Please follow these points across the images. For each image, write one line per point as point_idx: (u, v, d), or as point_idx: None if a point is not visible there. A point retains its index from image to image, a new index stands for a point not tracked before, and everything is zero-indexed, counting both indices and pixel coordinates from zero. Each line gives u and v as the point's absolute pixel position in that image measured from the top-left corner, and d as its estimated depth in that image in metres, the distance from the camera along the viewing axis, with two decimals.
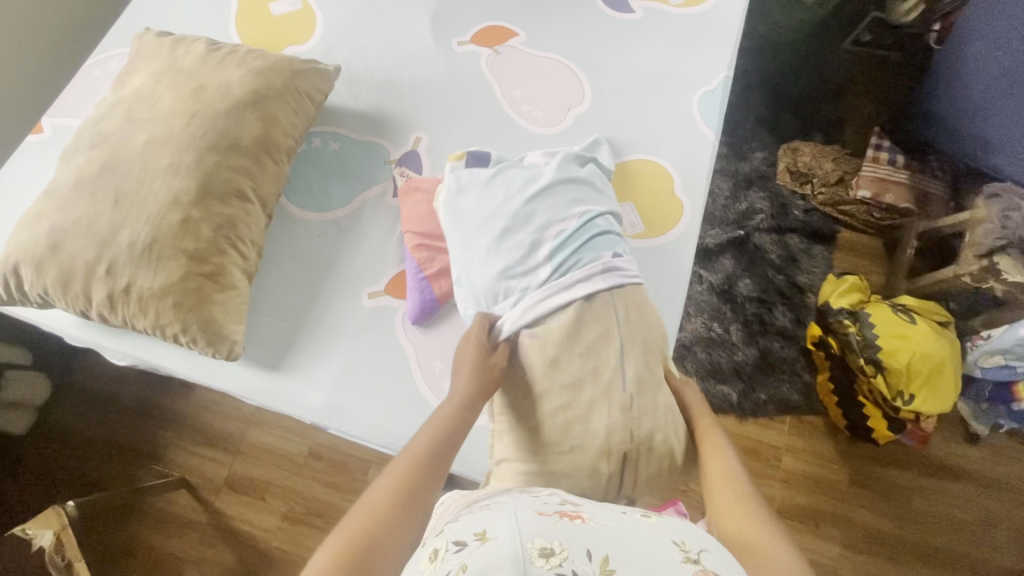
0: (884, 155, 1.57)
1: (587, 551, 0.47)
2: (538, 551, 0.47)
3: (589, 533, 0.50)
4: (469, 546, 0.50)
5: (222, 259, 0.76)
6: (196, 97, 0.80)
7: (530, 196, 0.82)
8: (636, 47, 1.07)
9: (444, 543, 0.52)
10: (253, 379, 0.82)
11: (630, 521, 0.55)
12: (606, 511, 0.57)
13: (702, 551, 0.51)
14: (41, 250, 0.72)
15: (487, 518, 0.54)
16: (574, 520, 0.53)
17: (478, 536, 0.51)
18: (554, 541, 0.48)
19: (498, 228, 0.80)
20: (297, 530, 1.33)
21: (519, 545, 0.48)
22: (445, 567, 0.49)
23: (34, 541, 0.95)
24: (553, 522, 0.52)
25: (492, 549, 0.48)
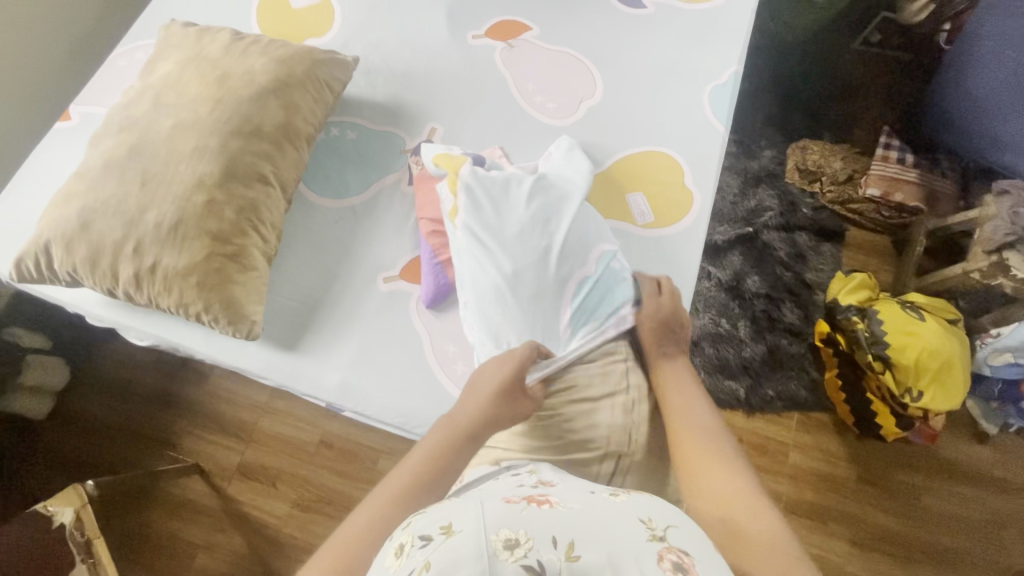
0: (893, 154, 1.57)
1: (553, 538, 0.49)
2: (503, 541, 0.48)
3: (556, 519, 0.52)
4: (434, 541, 0.50)
5: (244, 240, 0.78)
6: (221, 84, 0.83)
7: (558, 227, 0.82)
8: (647, 42, 1.09)
9: (410, 535, 0.53)
10: (271, 360, 0.84)
11: (597, 501, 0.57)
12: (574, 493, 0.59)
13: (668, 526, 0.54)
14: (72, 229, 0.75)
15: (453, 509, 0.54)
16: (541, 506, 0.54)
17: (443, 529, 0.51)
18: (520, 530, 0.49)
19: (522, 263, 0.79)
20: (307, 517, 1.34)
21: (484, 539, 0.48)
22: (410, 562, 0.49)
23: (56, 517, 0.98)
24: (518, 510, 0.53)
25: (457, 543, 0.49)
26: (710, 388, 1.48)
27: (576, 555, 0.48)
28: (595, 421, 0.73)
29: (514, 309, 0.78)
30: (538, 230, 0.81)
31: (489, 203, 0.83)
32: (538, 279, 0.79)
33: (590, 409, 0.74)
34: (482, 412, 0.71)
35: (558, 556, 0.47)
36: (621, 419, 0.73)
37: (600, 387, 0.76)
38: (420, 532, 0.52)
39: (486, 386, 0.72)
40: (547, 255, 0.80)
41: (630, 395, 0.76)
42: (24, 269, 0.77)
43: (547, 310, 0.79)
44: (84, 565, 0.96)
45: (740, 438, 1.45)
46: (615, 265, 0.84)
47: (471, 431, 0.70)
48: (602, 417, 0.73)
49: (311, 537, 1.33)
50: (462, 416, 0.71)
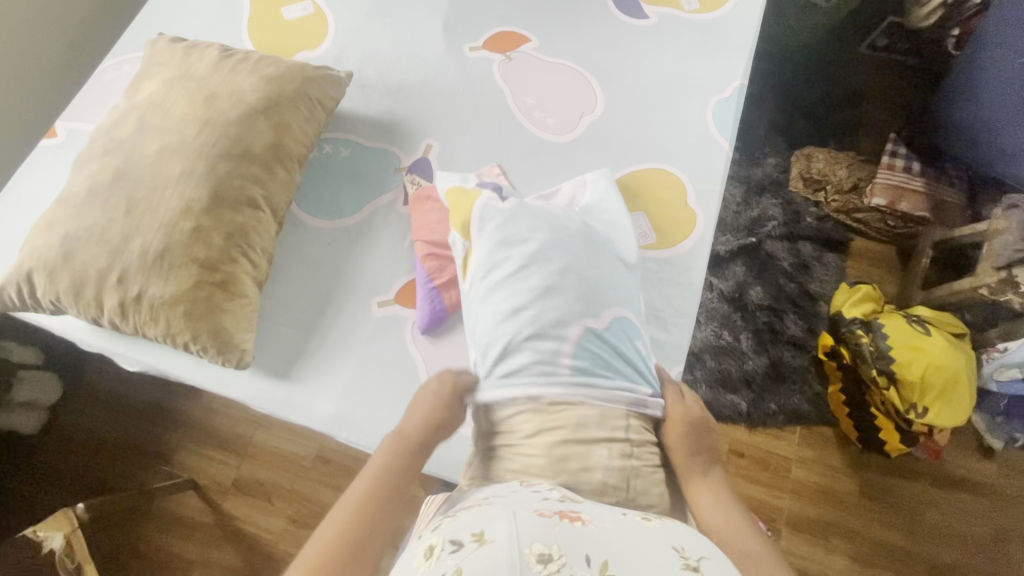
0: (899, 162, 1.53)
1: (586, 556, 0.47)
2: (536, 555, 0.47)
3: (589, 536, 0.50)
4: (466, 547, 0.49)
5: (233, 267, 0.76)
6: (209, 104, 0.80)
7: (592, 262, 0.78)
8: (649, 54, 1.06)
9: (440, 539, 0.52)
10: (262, 388, 0.82)
11: (627, 522, 0.55)
12: (604, 511, 0.57)
13: (701, 558, 0.51)
14: (54, 257, 0.73)
15: (484, 516, 0.53)
16: (573, 522, 0.52)
17: (475, 537, 0.50)
18: (553, 546, 0.48)
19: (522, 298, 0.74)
20: (304, 534, 1.33)
21: (517, 552, 0.47)
22: (440, 567, 0.48)
23: (45, 542, 0.96)
24: (552, 524, 0.51)
25: (489, 553, 0.47)
26: (712, 402, 1.46)
27: (611, 575, 0.46)
28: (591, 465, 0.65)
29: (524, 325, 0.73)
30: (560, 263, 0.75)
31: (526, 223, 0.79)
32: (560, 309, 0.73)
33: (584, 452, 0.66)
34: (423, 424, 0.72)
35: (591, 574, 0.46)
36: (618, 462, 0.67)
37: (593, 429, 0.68)
38: (452, 536, 0.51)
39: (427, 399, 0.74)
40: (573, 287, 0.75)
41: (627, 438, 0.69)
42: (6, 297, 0.75)
43: (560, 338, 0.72)
44: None
45: (742, 452, 1.44)
46: (633, 332, 0.77)
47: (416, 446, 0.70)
48: (597, 459, 0.66)
49: None
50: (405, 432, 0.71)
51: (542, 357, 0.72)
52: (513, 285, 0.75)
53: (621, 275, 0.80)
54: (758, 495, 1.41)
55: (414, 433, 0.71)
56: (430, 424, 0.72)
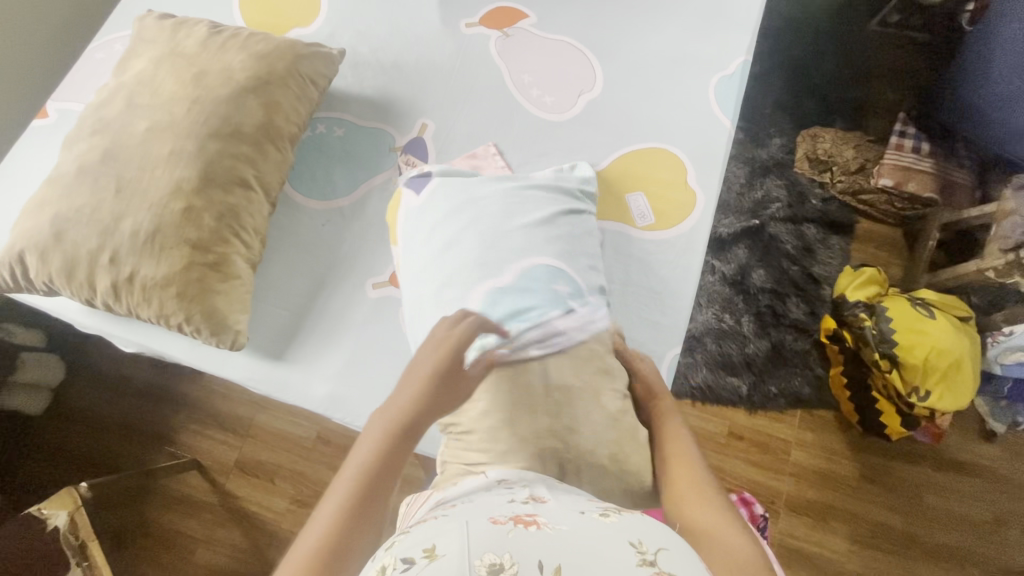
0: (908, 142, 1.51)
1: (539, 564, 0.47)
2: (487, 566, 0.47)
3: (542, 542, 0.50)
4: (417, 565, 0.48)
5: (225, 248, 0.75)
6: (197, 82, 0.79)
7: (530, 216, 0.81)
8: (651, 30, 1.03)
9: (392, 559, 0.51)
10: (258, 369, 0.82)
11: (586, 522, 0.54)
12: (563, 512, 0.56)
13: (659, 550, 0.51)
14: (45, 238, 0.72)
15: (437, 530, 0.52)
16: (528, 528, 0.52)
17: (426, 553, 0.50)
18: (505, 555, 0.48)
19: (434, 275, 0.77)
20: (305, 513, 1.35)
21: (467, 564, 0.47)
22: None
23: (50, 521, 0.97)
24: (506, 531, 0.51)
25: (440, 569, 0.47)
26: (712, 385, 1.45)
27: None
28: (582, 435, 0.69)
29: (434, 286, 0.77)
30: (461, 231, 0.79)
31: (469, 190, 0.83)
32: (465, 266, 0.77)
33: (574, 422, 0.69)
34: (422, 401, 0.64)
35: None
36: (607, 428, 0.70)
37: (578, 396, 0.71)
38: (404, 553, 0.50)
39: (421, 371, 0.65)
40: (509, 241, 0.78)
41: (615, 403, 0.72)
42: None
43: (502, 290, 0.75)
44: (80, 567, 0.96)
45: (742, 435, 1.43)
46: (550, 275, 0.77)
47: (414, 426, 0.63)
48: (587, 426, 0.69)
49: None
50: (400, 412, 0.63)
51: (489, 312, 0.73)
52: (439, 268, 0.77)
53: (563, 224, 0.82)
54: (757, 477, 1.41)
55: (412, 410, 0.63)
56: (429, 398, 0.64)
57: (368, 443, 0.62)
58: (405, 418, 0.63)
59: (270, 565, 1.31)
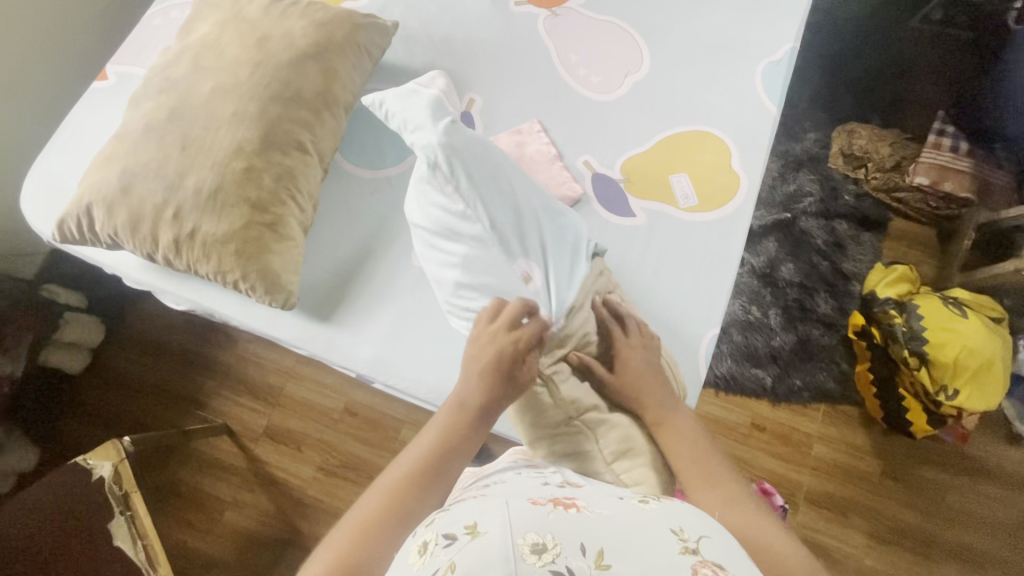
0: (946, 141, 1.49)
1: (581, 545, 0.47)
2: (530, 546, 0.47)
3: (584, 523, 0.50)
4: (459, 540, 0.50)
5: (282, 209, 0.77)
6: (260, 46, 0.81)
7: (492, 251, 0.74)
8: (699, 13, 1.03)
9: (434, 534, 0.52)
10: (306, 330, 0.84)
11: (625, 507, 0.55)
12: (601, 498, 0.57)
13: (701, 538, 0.52)
14: (112, 191, 0.75)
15: (477, 508, 0.53)
16: (568, 509, 0.53)
17: (468, 529, 0.51)
18: (547, 535, 0.48)
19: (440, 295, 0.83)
20: (331, 481, 1.38)
21: (510, 543, 0.47)
22: (434, 562, 0.49)
23: (95, 471, 1.00)
24: (546, 512, 0.52)
25: (481, 546, 0.48)
26: (736, 375, 1.46)
27: (607, 564, 0.46)
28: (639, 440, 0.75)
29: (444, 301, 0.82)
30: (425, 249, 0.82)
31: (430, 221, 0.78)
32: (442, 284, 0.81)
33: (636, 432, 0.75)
34: (486, 390, 0.70)
35: (587, 565, 0.45)
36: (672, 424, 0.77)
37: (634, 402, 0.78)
38: (444, 530, 0.52)
39: (479, 365, 0.70)
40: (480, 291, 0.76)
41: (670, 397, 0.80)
42: (66, 230, 0.78)
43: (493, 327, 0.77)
44: (123, 517, 0.98)
45: (764, 427, 1.44)
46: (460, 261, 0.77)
47: (478, 413, 0.69)
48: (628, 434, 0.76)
49: (335, 500, 1.36)
50: (467, 400, 0.70)
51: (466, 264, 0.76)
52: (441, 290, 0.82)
53: (524, 226, 0.76)
54: (778, 469, 1.41)
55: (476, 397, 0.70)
56: (491, 391, 0.69)
57: (436, 424, 0.70)
58: (470, 403, 0.69)
59: (296, 531, 1.34)
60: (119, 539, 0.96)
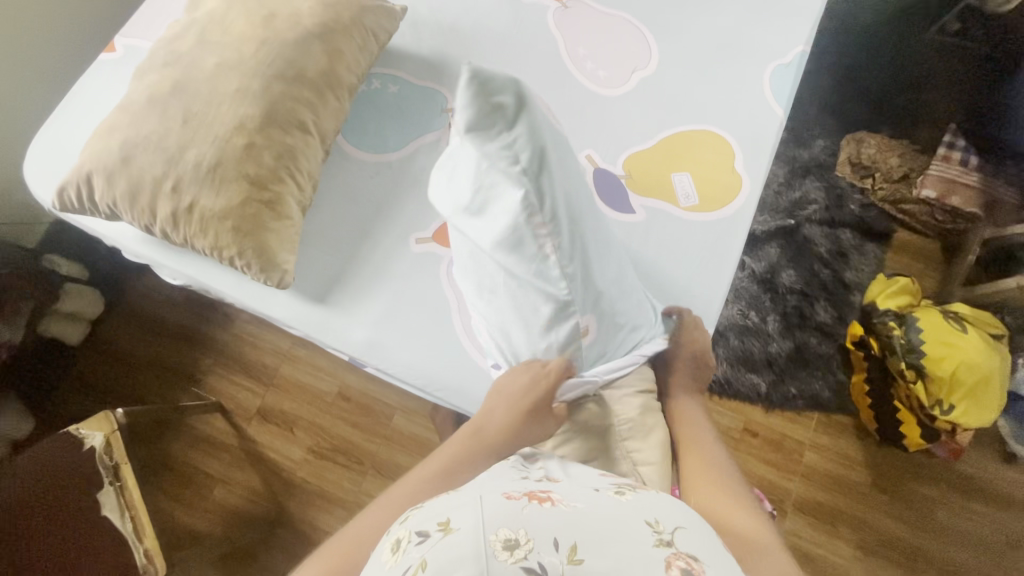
0: (956, 155, 1.47)
1: (554, 540, 0.46)
2: (502, 542, 0.46)
3: (558, 519, 0.49)
4: (431, 538, 0.48)
5: (280, 187, 0.77)
6: (267, 24, 0.80)
7: (545, 269, 0.65)
8: (710, 12, 1.02)
9: (406, 532, 0.51)
10: (301, 310, 0.84)
11: (600, 501, 0.54)
12: (576, 491, 0.57)
13: (676, 529, 0.52)
14: (113, 162, 0.75)
15: (451, 504, 0.52)
16: (542, 504, 0.52)
17: (441, 526, 0.49)
18: (520, 530, 0.47)
19: (494, 322, 0.75)
20: (321, 464, 1.39)
21: (483, 539, 0.46)
22: (406, 559, 0.47)
23: (86, 441, 1.00)
24: (520, 507, 0.51)
25: (454, 541, 0.47)
26: (731, 380, 1.45)
27: (580, 558, 0.45)
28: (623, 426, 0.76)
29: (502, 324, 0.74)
30: (489, 266, 0.70)
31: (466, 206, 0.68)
32: (505, 304, 0.71)
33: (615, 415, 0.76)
34: (505, 427, 0.71)
35: (559, 560, 0.45)
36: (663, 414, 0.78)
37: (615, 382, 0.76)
38: (418, 528, 0.50)
39: (508, 401, 0.72)
40: (548, 331, 0.70)
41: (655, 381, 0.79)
42: (66, 198, 0.78)
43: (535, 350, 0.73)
44: (112, 487, 0.99)
45: (756, 432, 1.44)
46: (524, 260, 0.66)
47: (495, 446, 0.71)
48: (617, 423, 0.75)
49: (323, 483, 1.37)
50: (484, 430, 0.72)
51: (530, 275, 0.66)
52: (505, 312, 0.72)
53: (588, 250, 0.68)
54: (769, 476, 1.41)
55: (498, 428, 0.71)
56: (509, 428, 0.71)
57: (447, 451, 0.72)
58: (489, 432, 0.72)
59: (285, 512, 1.35)
60: (107, 509, 0.97)
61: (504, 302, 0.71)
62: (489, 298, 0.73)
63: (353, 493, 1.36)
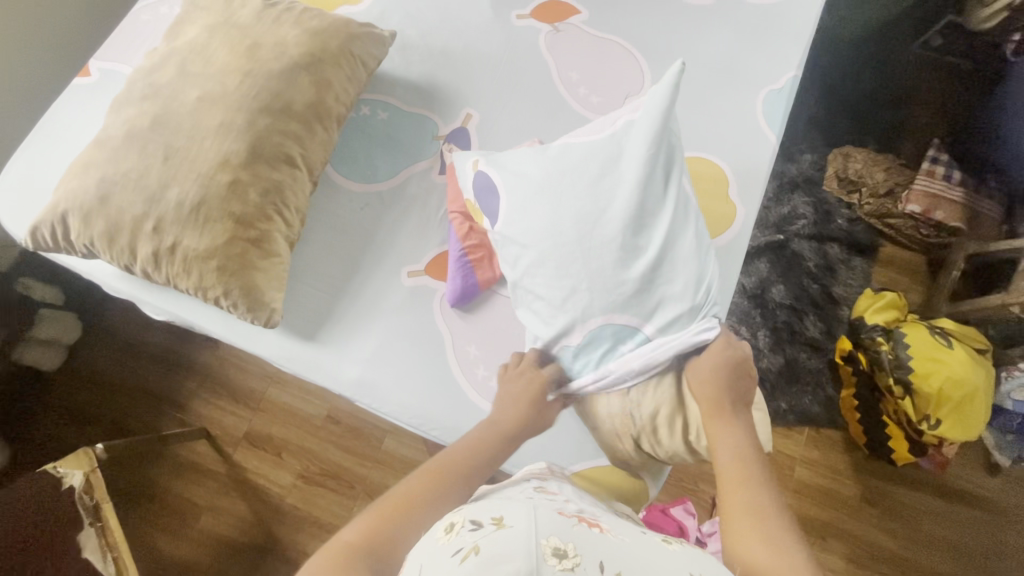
0: (939, 169, 1.48)
1: (600, 562, 0.47)
2: (552, 549, 0.47)
3: (606, 543, 0.50)
4: (484, 527, 0.50)
5: (267, 225, 0.74)
6: (251, 54, 0.78)
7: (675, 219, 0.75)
8: (703, 36, 1.02)
9: (462, 518, 0.53)
10: (289, 347, 0.82)
11: (648, 540, 0.53)
12: (623, 525, 0.56)
13: None
14: (90, 200, 0.72)
15: (507, 505, 0.54)
16: (592, 527, 0.52)
17: (494, 520, 0.51)
18: (569, 543, 0.48)
19: (572, 264, 0.74)
20: (312, 489, 1.36)
21: (534, 541, 0.47)
22: (458, 541, 0.49)
23: (64, 480, 0.96)
24: (571, 524, 0.51)
25: (505, 536, 0.48)
26: None
27: None
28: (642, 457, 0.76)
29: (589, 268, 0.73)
30: (594, 208, 0.74)
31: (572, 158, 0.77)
32: (597, 239, 0.73)
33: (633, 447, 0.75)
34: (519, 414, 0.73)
35: None
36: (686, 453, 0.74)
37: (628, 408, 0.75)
38: (473, 516, 0.52)
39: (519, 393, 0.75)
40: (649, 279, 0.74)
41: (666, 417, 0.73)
42: (40, 237, 0.74)
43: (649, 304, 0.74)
44: (93, 528, 0.95)
45: None
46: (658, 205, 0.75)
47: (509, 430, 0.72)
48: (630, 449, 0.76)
49: (314, 509, 1.34)
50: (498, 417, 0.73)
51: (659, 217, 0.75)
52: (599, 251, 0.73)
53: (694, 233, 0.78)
54: None
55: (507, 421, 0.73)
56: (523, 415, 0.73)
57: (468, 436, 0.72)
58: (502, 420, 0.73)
59: (274, 540, 1.32)
60: (89, 552, 0.93)
61: (605, 239, 0.73)
62: (577, 236, 0.74)
63: (344, 518, 1.34)
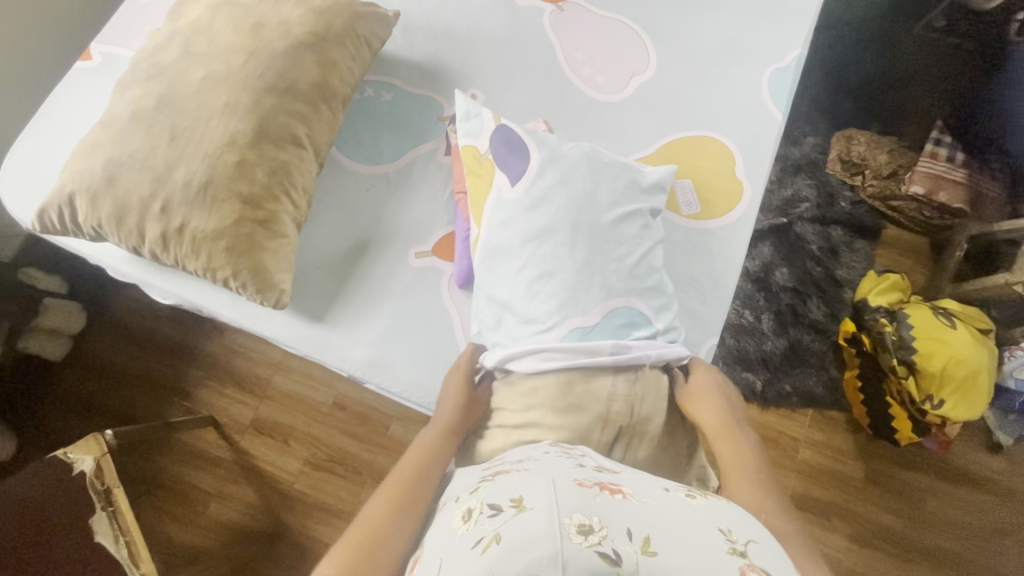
0: (943, 151, 1.47)
1: (628, 530, 0.47)
2: (576, 526, 0.46)
3: (629, 513, 0.49)
4: (504, 513, 0.49)
5: (275, 206, 0.74)
6: (255, 34, 0.77)
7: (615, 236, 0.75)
8: (709, 15, 1.01)
9: (478, 503, 0.53)
10: (298, 329, 0.82)
11: (670, 500, 0.53)
12: (644, 485, 0.56)
13: (748, 542, 0.50)
14: (97, 182, 0.72)
15: (524, 483, 0.53)
16: (614, 495, 0.52)
17: (514, 503, 0.50)
18: (594, 517, 0.48)
19: (518, 281, 0.74)
20: (319, 476, 1.36)
21: (557, 520, 0.47)
22: (478, 530, 0.49)
23: (75, 465, 0.96)
24: (592, 495, 0.51)
25: (529, 519, 0.48)
26: None
27: (653, 550, 0.46)
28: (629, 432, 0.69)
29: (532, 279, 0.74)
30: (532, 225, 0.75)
31: (557, 178, 0.77)
32: (542, 257, 0.74)
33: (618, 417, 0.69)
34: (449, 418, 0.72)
35: (633, 549, 0.46)
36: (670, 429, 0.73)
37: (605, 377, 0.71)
38: (490, 500, 0.52)
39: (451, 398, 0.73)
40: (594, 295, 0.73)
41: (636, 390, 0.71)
42: (47, 220, 0.74)
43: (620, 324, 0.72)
44: (104, 512, 0.94)
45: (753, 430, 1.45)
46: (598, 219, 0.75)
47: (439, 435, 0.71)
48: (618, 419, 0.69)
49: (322, 495, 1.35)
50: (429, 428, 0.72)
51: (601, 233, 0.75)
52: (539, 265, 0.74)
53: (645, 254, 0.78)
54: None
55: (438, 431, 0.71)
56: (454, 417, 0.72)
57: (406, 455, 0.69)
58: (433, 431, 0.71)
59: (283, 525, 1.33)
60: (101, 536, 0.93)
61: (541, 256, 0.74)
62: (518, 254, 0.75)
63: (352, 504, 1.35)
